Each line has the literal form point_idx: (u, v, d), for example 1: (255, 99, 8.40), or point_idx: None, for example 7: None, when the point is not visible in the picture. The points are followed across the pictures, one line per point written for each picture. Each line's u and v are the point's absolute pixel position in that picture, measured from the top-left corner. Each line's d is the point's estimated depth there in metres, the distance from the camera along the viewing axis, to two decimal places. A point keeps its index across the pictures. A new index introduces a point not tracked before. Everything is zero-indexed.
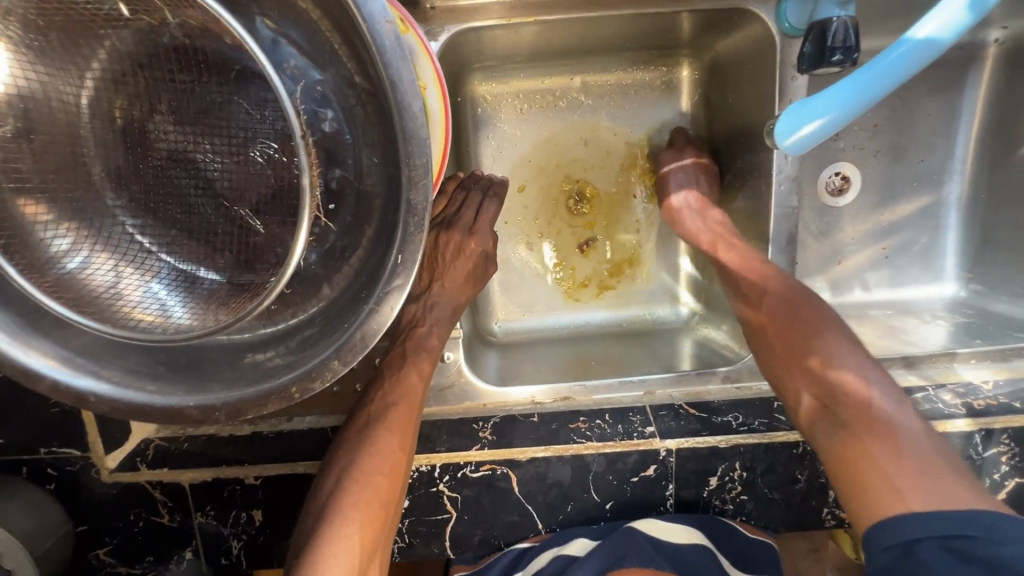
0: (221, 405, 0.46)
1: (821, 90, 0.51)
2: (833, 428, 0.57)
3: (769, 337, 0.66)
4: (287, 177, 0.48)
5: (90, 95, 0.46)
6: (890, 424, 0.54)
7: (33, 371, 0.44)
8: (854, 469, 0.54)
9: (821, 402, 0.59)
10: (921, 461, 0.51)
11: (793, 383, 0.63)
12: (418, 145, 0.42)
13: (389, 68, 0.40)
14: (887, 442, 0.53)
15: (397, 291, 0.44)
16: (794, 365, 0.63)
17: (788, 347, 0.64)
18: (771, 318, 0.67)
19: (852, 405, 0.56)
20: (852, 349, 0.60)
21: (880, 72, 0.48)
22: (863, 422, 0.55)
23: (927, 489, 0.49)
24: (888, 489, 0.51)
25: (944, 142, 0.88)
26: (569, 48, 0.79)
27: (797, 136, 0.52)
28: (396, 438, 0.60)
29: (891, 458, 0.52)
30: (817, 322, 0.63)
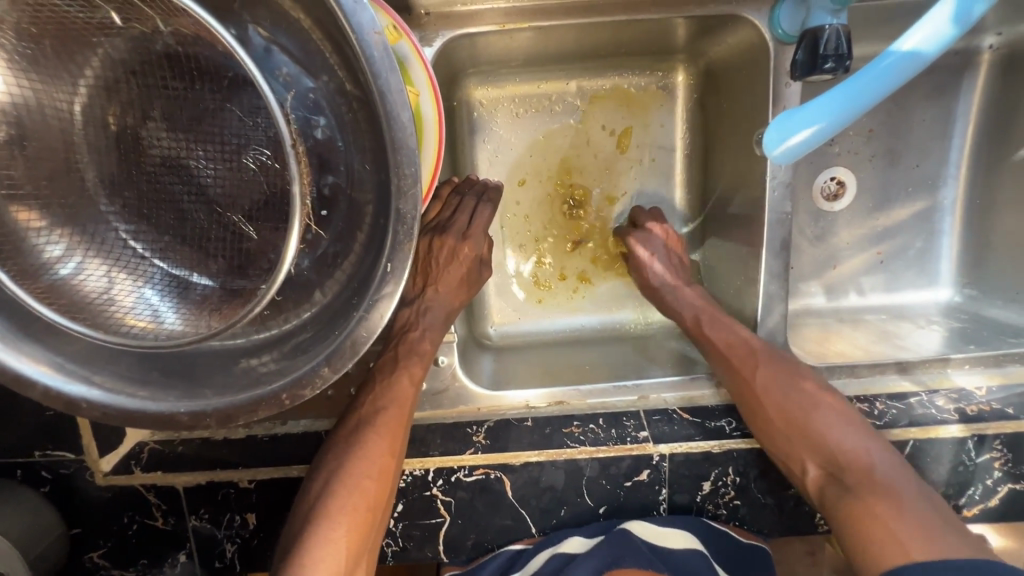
0: (212, 411, 0.46)
1: (810, 100, 0.51)
2: (841, 494, 0.61)
3: (764, 409, 0.68)
4: (280, 183, 0.48)
5: (83, 103, 0.46)
6: (892, 487, 0.59)
7: (25, 378, 0.44)
8: (867, 531, 0.57)
9: (827, 470, 0.63)
10: (924, 518, 0.56)
11: (795, 453, 0.66)
12: (407, 155, 0.42)
13: (378, 78, 0.40)
14: (890, 504, 0.57)
15: (387, 298, 0.45)
16: (795, 435, 0.66)
17: (788, 419, 0.66)
18: (766, 392, 0.68)
19: (858, 474, 0.61)
20: (845, 417, 0.65)
21: (866, 85, 0.48)
22: (870, 489, 0.59)
23: (930, 543, 0.54)
24: (899, 547, 0.55)
25: (939, 147, 0.88)
26: (565, 54, 0.80)
27: (785, 147, 0.52)
28: (385, 441, 0.60)
29: (900, 519, 0.56)
30: (811, 394, 0.67)
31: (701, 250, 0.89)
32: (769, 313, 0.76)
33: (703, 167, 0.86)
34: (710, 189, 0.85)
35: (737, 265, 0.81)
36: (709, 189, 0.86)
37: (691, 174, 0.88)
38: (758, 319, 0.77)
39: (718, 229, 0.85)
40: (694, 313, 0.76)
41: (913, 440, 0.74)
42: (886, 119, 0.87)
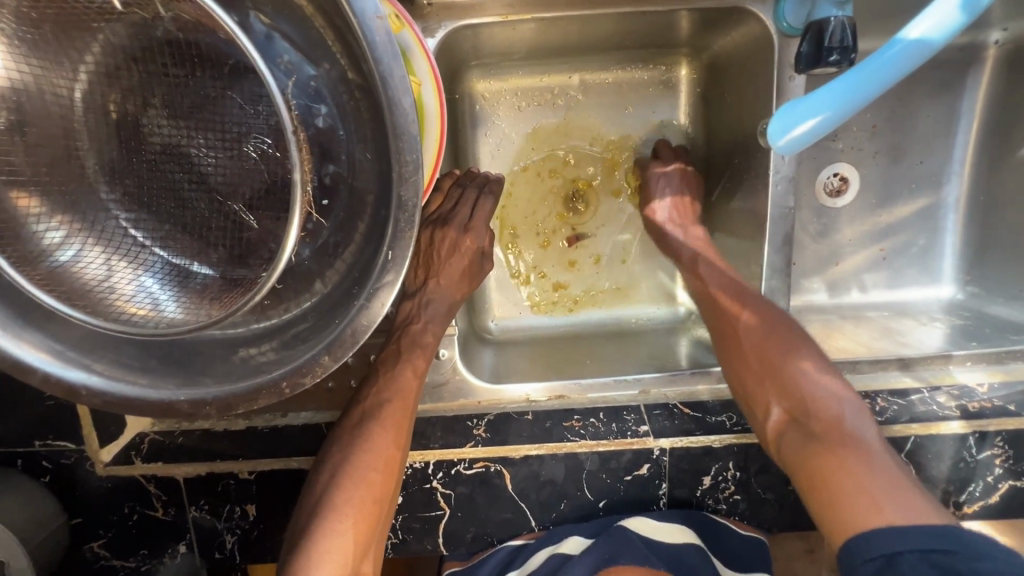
0: (213, 399, 0.46)
1: (814, 90, 0.50)
2: (803, 439, 0.58)
3: (743, 350, 0.67)
4: (281, 172, 0.48)
5: (83, 89, 0.46)
6: (858, 439, 0.55)
7: (25, 364, 0.44)
8: (827, 478, 0.54)
9: (792, 414, 0.60)
10: (889, 472, 0.53)
11: (764, 396, 0.64)
12: (409, 142, 0.42)
13: (379, 65, 0.40)
14: (857, 454, 0.54)
15: (387, 287, 0.44)
16: (768, 378, 0.64)
17: (763, 362, 0.64)
18: (748, 333, 0.67)
19: (825, 421, 0.58)
20: (825, 368, 0.62)
21: (874, 71, 0.47)
22: (834, 436, 0.56)
23: (902, 504, 0.50)
24: (866, 501, 0.51)
25: (943, 143, 0.88)
26: (567, 46, 0.79)
27: (791, 136, 0.51)
28: (391, 434, 0.60)
29: (864, 471, 0.53)
30: (792, 341, 0.65)
31: None
32: None
33: (706, 162, 0.86)
34: (714, 184, 0.85)
35: (739, 260, 0.80)
36: (711, 184, 0.86)
37: (694, 169, 0.88)
38: None
39: (721, 223, 0.84)
40: (692, 253, 0.78)
41: (915, 436, 0.74)
42: (889, 115, 0.86)
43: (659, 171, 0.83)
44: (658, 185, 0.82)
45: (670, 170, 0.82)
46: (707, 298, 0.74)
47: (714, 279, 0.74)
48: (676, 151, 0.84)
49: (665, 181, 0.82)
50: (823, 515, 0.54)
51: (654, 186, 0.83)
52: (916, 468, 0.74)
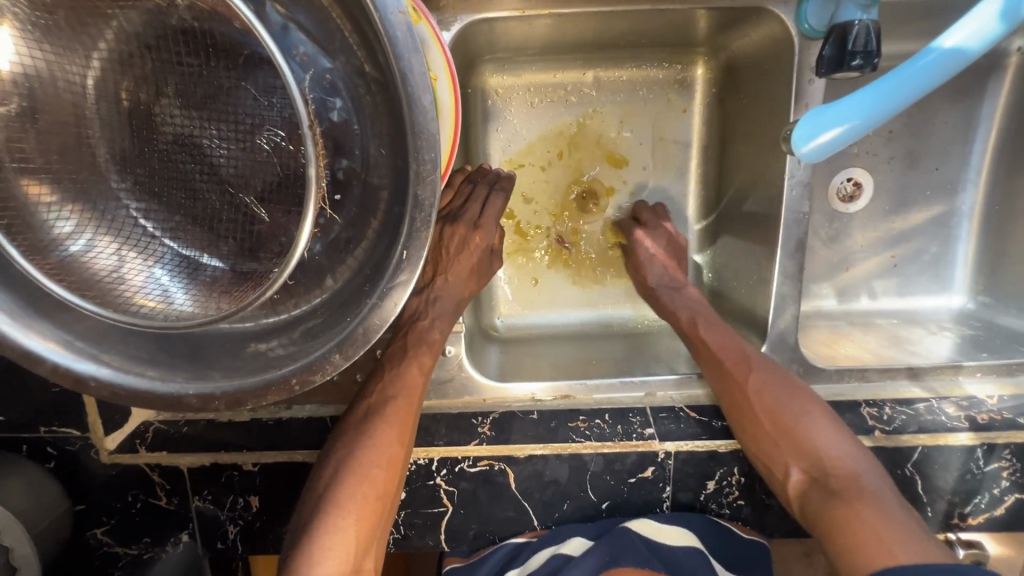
0: (221, 394, 0.46)
1: (841, 98, 0.49)
2: (825, 497, 0.61)
3: (752, 412, 0.68)
4: (294, 166, 0.47)
5: (96, 77, 0.45)
6: (877, 494, 0.60)
7: (34, 354, 0.44)
8: (852, 534, 0.57)
9: (810, 473, 0.64)
10: (906, 525, 0.56)
11: (780, 457, 0.66)
12: (427, 139, 0.41)
13: (400, 60, 0.39)
14: (876, 508, 0.58)
15: (400, 286, 0.43)
16: (783, 438, 0.66)
17: (777, 424, 0.67)
18: (758, 395, 0.68)
19: (844, 480, 0.61)
20: (830, 425, 0.66)
21: (904, 81, 0.46)
22: (853, 494, 0.60)
23: (912, 546, 0.54)
24: (882, 548, 0.55)
25: (960, 150, 0.87)
26: (584, 43, 0.78)
27: (816, 142, 0.50)
28: (395, 431, 0.60)
29: (885, 523, 0.56)
30: (801, 400, 0.68)
31: (712, 249, 0.88)
32: (780, 314, 0.75)
33: (719, 164, 0.85)
34: (726, 186, 0.84)
35: (750, 265, 0.79)
36: (724, 186, 0.85)
37: (707, 171, 0.87)
38: (769, 321, 0.76)
39: (732, 226, 0.84)
40: (688, 315, 0.77)
41: (923, 446, 0.73)
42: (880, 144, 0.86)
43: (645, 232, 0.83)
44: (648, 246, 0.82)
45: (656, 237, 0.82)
46: (710, 360, 0.72)
47: (714, 341, 0.73)
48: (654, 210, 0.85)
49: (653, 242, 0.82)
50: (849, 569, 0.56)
51: (643, 250, 0.82)
52: (922, 478, 0.74)
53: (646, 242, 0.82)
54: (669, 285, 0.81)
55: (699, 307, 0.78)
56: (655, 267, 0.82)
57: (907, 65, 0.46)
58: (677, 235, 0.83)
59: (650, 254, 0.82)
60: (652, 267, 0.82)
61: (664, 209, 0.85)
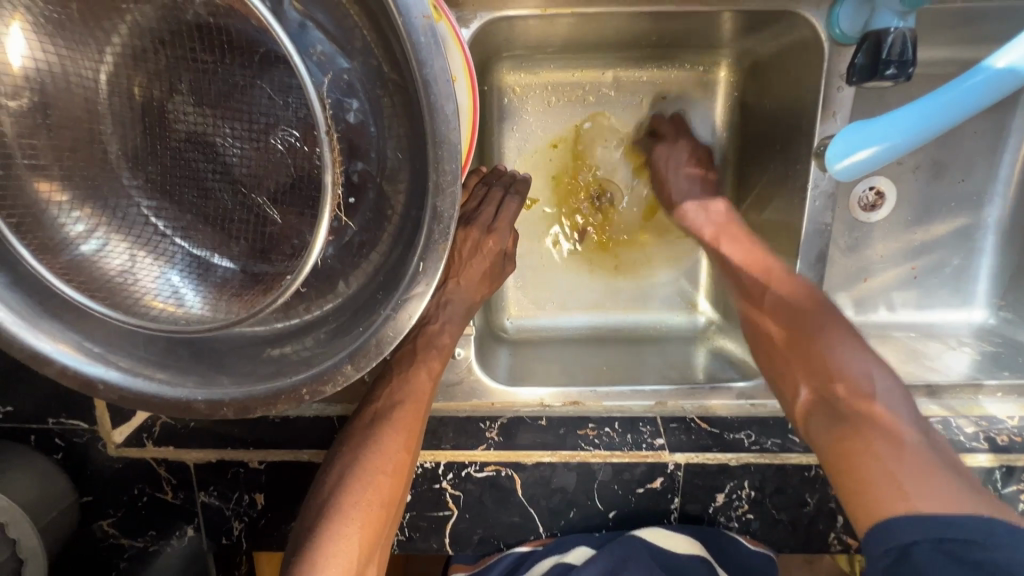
0: (229, 401, 0.44)
1: (881, 116, 0.48)
2: (829, 417, 0.56)
3: (773, 330, 0.66)
4: (308, 167, 0.46)
5: (109, 72, 0.44)
6: (892, 421, 0.52)
7: (44, 356, 0.43)
8: (855, 467, 0.51)
9: (817, 393, 0.58)
10: (923, 461, 0.49)
11: (793, 375, 0.61)
12: (448, 150, 0.39)
13: (423, 66, 0.38)
14: (888, 438, 0.51)
15: (415, 299, 0.42)
16: (797, 358, 0.61)
17: (794, 343, 0.62)
18: (779, 313, 0.65)
19: (854, 401, 0.55)
20: (862, 349, 0.58)
21: (950, 100, 0.45)
22: (864, 417, 0.53)
23: (929, 488, 0.47)
24: (889, 483, 0.49)
25: (987, 162, 0.84)
26: (604, 41, 0.76)
27: (851, 160, 0.49)
28: (401, 437, 0.59)
29: (896, 459, 0.50)
30: (828, 320, 0.62)
31: None
32: None
33: (739, 171, 0.83)
34: (744, 193, 0.82)
35: None
36: (742, 193, 0.83)
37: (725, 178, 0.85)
38: None
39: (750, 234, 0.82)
40: (713, 228, 0.75)
41: None
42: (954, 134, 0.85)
43: (668, 147, 0.81)
44: (668, 163, 0.81)
45: (676, 149, 0.81)
46: (735, 281, 0.72)
47: (737, 256, 0.72)
48: (673, 121, 0.82)
49: (675, 158, 0.80)
50: (847, 498, 0.52)
51: (665, 164, 0.81)
52: None
53: (670, 156, 0.80)
54: (694, 199, 0.78)
55: (728, 220, 0.75)
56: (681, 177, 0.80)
57: (955, 84, 0.45)
58: (699, 146, 0.81)
59: (675, 167, 0.80)
60: (676, 179, 0.80)
61: (683, 121, 0.83)
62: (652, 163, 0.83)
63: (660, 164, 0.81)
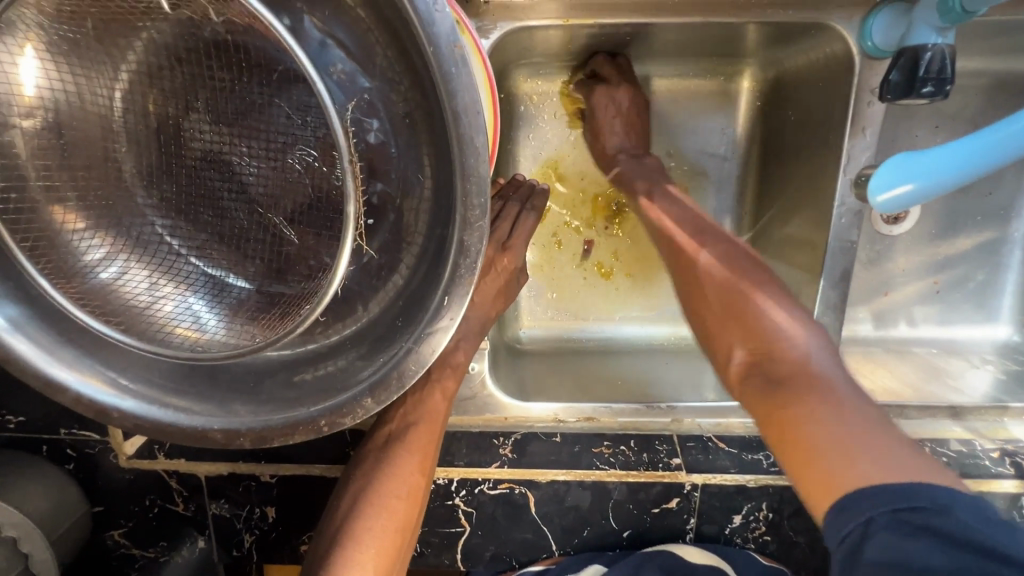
0: (247, 431, 0.44)
1: (930, 149, 0.46)
2: (765, 381, 0.49)
3: (700, 289, 0.59)
4: (326, 188, 0.44)
5: (124, 91, 0.43)
6: (831, 382, 0.46)
7: (58, 384, 0.42)
8: (797, 433, 0.44)
9: (753, 356, 0.51)
10: (867, 421, 0.43)
11: (726, 338, 0.55)
12: (476, 182, 0.38)
13: (453, 97, 0.36)
14: (829, 400, 0.44)
15: (440, 332, 0.41)
16: (731, 319, 0.55)
17: (724, 302, 0.56)
18: (707, 272, 0.59)
19: (790, 363, 0.48)
20: (793, 311, 0.53)
21: (1007, 137, 0.42)
22: (803, 379, 0.47)
23: (878, 448, 0.41)
24: (837, 452, 0.41)
25: (1016, 175, 0.82)
26: (625, 50, 0.75)
27: (893, 194, 0.47)
28: (416, 460, 0.58)
29: (838, 420, 0.43)
30: (759, 282, 0.57)
31: None
32: None
33: (760, 183, 0.81)
34: (766, 204, 0.81)
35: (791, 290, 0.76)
36: (763, 204, 0.81)
37: (746, 188, 0.83)
38: None
39: (769, 247, 0.80)
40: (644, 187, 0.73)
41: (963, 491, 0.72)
42: None
43: (605, 93, 0.75)
44: (606, 112, 0.76)
45: (615, 95, 0.75)
46: (666, 240, 0.66)
47: (665, 219, 0.68)
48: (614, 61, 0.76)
49: (614, 105, 0.76)
50: (793, 474, 0.44)
51: (601, 114, 0.76)
52: None
53: (606, 104, 0.75)
54: (627, 152, 0.77)
55: (657, 177, 0.74)
56: (618, 128, 0.77)
57: (1013, 121, 0.41)
58: (640, 93, 0.76)
59: (612, 116, 0.76)
60: (611, 130, 0.77)
61: (626, 63, 0.76)
62: (590, 110, 0.78)
63: (598, 113, 0.77)
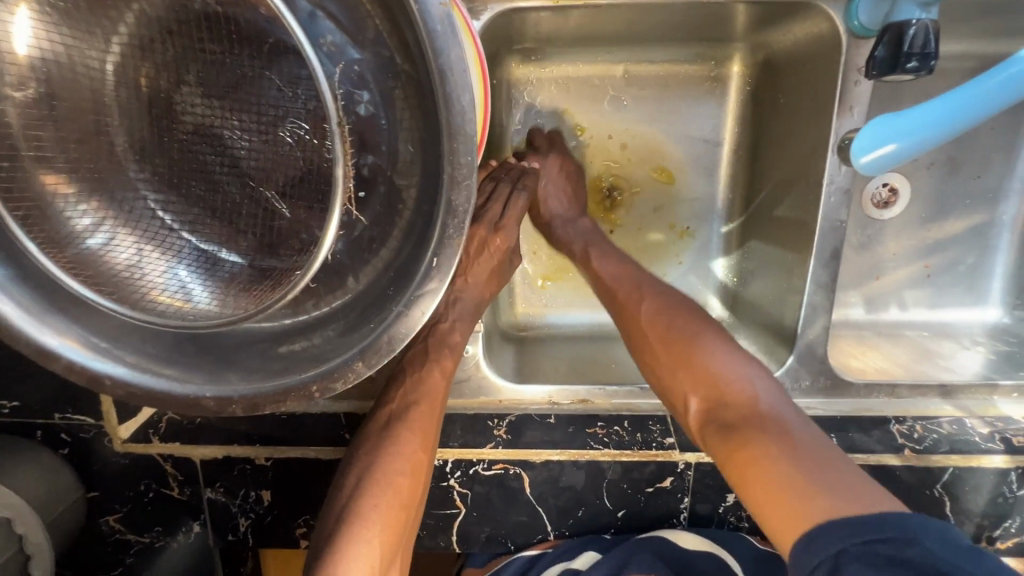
0: (239, 398, 0.44)
1: (911, 108, 0.50)
2: (720, 428, 0.52)
3: (646, 341, 0.62)
4: (318, 161, 0.45)
5: (115, 62, 0.43)
6: (773, 417, 0.50)
7: (48, 351, 0.43)
8: (760, 480, 0.46)
9: (708, 403, 0.55)
10: (813, 450, 0.47)
11: (680, 388, 0.58)
12: (464, 142, 0.38)
13: (439, 55, 0.37)
14: (776, 436, 0.48)
15: (429, 294, 0.42)
16: (680, 368, 0.58)
17: (671, 350, 0.59)
18: (651, 322, 0.62)
19: (740, 406, 0.52)
20: (735, 352, 0.57)
21: (985, 91, 0.46)
22: (752, 422, 0.50)
23: (837, 484, 0.43)
24: (795, 491, 0.44)
25: (1004, 158, 0.83)
26: (615, 34, 0.75)
27: (874, 155, 0.51)
28: (418, 438, 0.58)
29: (788, 457, 0.46)
30: (698, 327, 0.60)
31: (739, 252, 0.85)
32: (810, 325, 0.72)
33: (751, 167, 0.82)
34: (757, 188, 0.81)
35: (784, 271, 0.76)
36: (754, 189, 0.82)
37: (737, 172, 0.84)
38: (797, 332, 0.73)
39: (760, 230, 0.81)
40: (582, 245, 0.73)
41: (954, 467, 0.73)
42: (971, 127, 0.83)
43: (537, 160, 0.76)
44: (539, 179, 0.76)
45: (547, 161, 0.76)
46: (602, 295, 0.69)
47: (608, 274, 0.69)
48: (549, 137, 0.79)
49: (546, 172, 0.76)
50: (760, 513, 0.46)
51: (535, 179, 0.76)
52: (951, 499, 0.73)
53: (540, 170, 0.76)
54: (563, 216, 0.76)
55: (596, 237, 0.73)
56: (552, 196, 0.76)
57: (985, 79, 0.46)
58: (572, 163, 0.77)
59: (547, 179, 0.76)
60: (547, 197, 0.76)
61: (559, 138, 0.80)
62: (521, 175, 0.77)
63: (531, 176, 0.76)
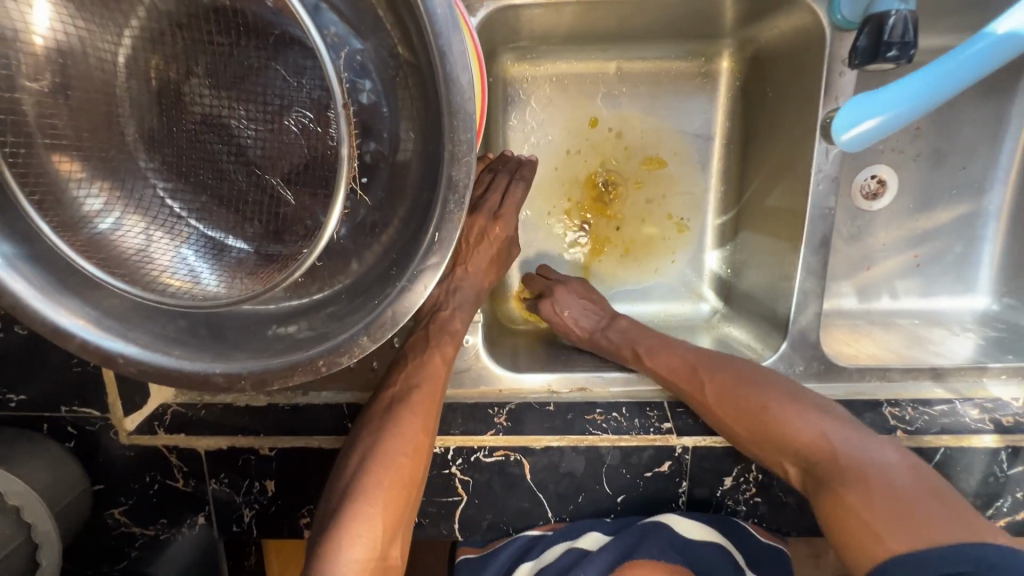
0: (247, 373, 0.46)
1: (887, 84, 0.53)
2: (817, 489, 0.59)
3: (725, 421, 0.67)
4: (322, 148, 0.47)
5: (127, 54, 0.45)
6: (859, 470, 0.57)
7: (64, 330, 0.44)
8: (845, 528, 0.54)
9: (802, 468, 0.62)
10: (893, 494, 0.53)
11: (773, 456, 0.64)
12: (463, 120, 0.40)
13: (439, 37, 0.39)
14: (862, 488, 0.55)
15: (431, 270, 0.43)
16: (765, 441, 0.64)
17: (751, 427, 0.64)
18: (720, 401, 0.66)
19: (829, 466, 0.59)
20: (809, 411, 0.63)
21: (955, 65, 0.50)
22: (842, 478, 0.57)
23: (913, 522, 0.51)
24: (870, 534, 0.52)
25: (988, 148, 0.85)
26: (608, 32, 0.78)
27: (857, 130, 0.54)
28: (419, 419, 0.60)
29: (868, 505, 0.54)
30: (766, 398, 0.64)
31: (732, 244, 0.87)
32: (802, 311, 0.74)
33: (741, 158, 0.84)
34: (748, 180, 0.83)
35: (776, 260, 0.78)
36: (745, 181, 0.84)
37: (728, 162, 0.86)
38: (790, 319, 0.74)
39: (751, 221, 0.83)
40: (628, 345, 0.74)
41: (945, 448, 0.73)
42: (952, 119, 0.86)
43: (551, 302, 0.78)
44: (565, 308, 0.78)
45: (558, 295, 0.79)
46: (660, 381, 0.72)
47: (665, 364, 0.71)
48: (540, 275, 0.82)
49: (567, 301, 0.78)
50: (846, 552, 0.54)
51: (564, 311, 0.78)
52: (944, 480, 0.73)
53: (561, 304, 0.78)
54: (597, 326, 0.77)
55: (636, 331, 0.75)
56: (582, 311, 0.78)
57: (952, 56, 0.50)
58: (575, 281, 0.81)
59: (570, 313, 0.78)
60: (580, 318, 0.78)
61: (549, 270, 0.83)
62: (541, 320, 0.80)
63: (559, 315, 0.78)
